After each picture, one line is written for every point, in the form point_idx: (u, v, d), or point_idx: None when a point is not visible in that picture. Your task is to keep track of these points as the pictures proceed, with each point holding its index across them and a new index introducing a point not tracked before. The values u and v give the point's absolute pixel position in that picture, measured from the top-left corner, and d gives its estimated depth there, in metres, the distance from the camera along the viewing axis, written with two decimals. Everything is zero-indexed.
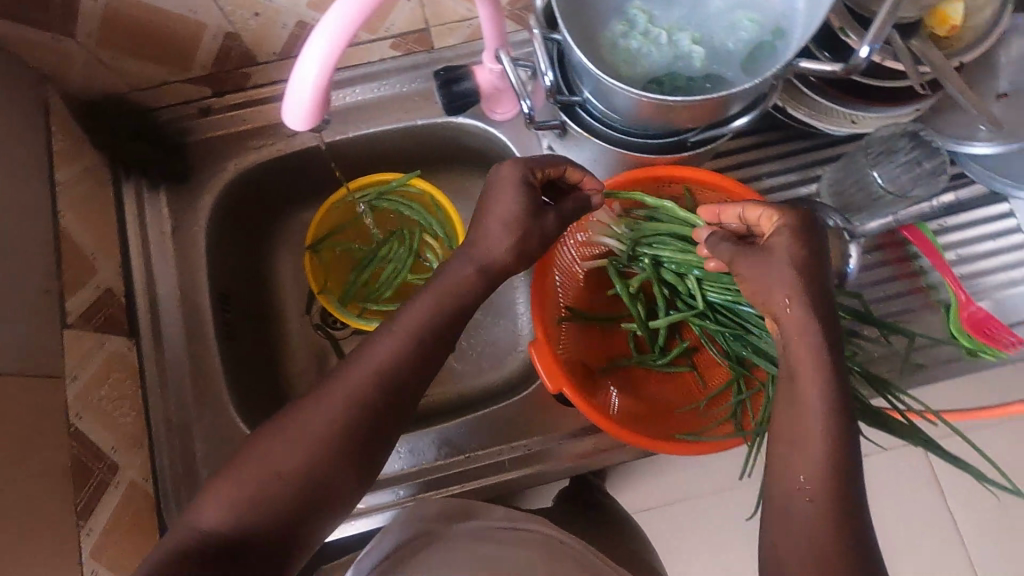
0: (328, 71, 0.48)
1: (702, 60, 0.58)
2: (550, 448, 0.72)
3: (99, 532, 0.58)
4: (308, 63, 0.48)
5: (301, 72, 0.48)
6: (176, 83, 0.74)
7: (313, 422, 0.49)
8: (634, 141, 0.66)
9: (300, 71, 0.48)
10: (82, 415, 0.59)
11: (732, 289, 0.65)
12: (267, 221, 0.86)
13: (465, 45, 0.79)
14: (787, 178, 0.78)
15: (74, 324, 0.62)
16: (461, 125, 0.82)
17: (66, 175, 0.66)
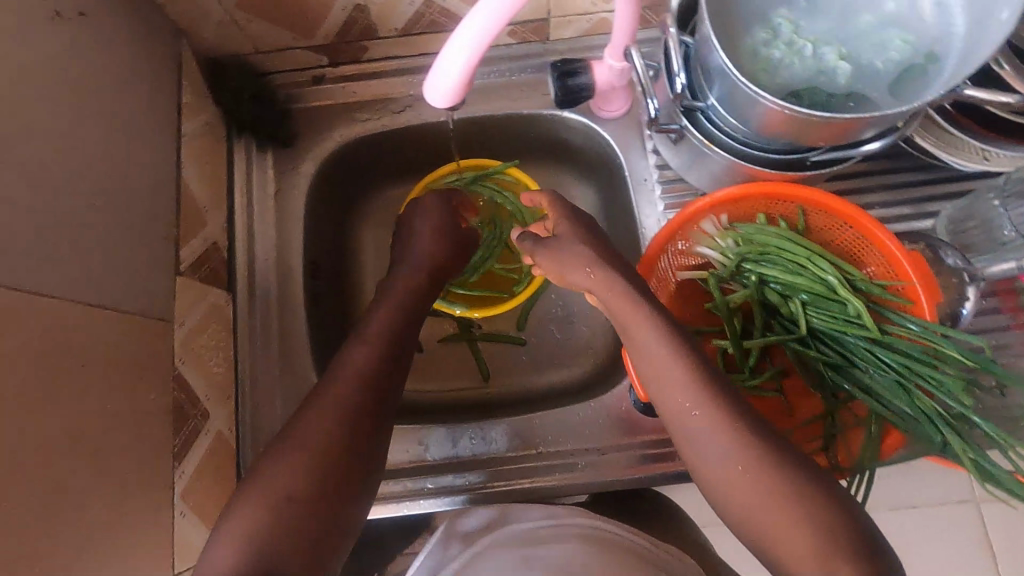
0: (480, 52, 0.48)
1: (847, 77, 0.55)
2: (626, 456, 0.70)
3: (189, 476, 0.59)
4: (446, 65, 0.48)
5: (439, 73, 0.49)
6: (298, 50, 0.75)
7: (310, 430, 0.49)
8: (754, 154, 0.64)
9: (438, 71, 0.49)
10: (184, 361, 0.61)
11: (841, 319, 0.62)
12: (358, 194, 0.87)
13: (580, 39, 0.78)
14: (901, 209, 0.74)
15: (184, 272, 0.64)
16: (564, 119, 0.81)
17: (190, 128, 0.69)
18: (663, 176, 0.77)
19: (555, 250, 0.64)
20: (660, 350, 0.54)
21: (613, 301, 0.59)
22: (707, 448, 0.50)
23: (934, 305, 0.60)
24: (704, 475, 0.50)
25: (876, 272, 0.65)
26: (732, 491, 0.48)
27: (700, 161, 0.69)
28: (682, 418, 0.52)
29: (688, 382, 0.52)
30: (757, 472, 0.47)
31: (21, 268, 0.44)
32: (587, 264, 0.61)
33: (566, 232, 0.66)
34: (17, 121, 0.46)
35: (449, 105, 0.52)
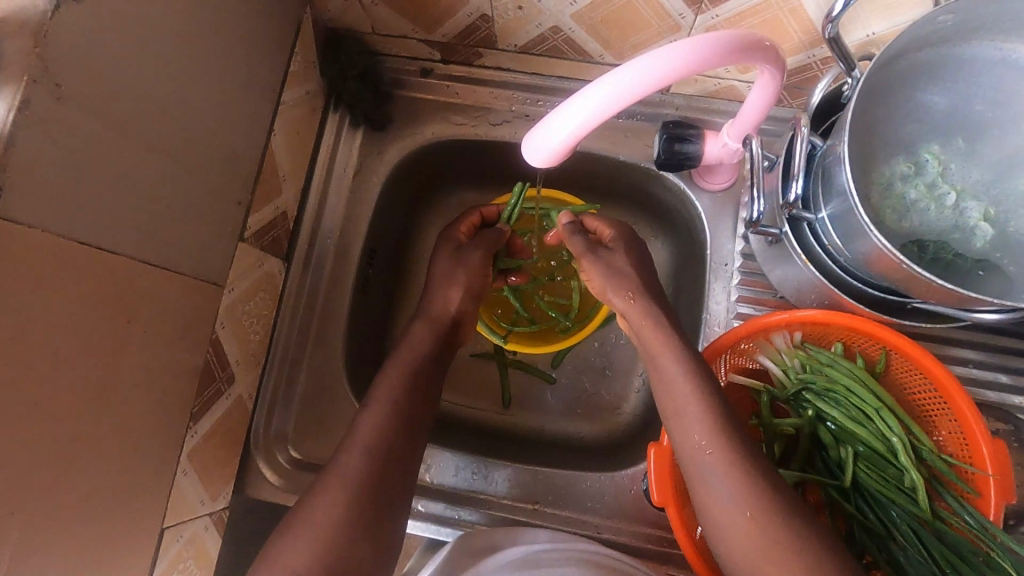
0: (601, 118, 0.46)
1: (986, 242, 0.50)
2: (619, 540, 0.68)
3: (199, 437, 0.61)
4: (593, 97, 0.44)
5: (580, 104, 0.45)
6: (414, 40, 0.74)
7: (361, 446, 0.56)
8: (852, 283, 0.60)
9: (579, 101, 0.45)
10: (223, 325, 0.62)
11: (892, 484, 0.57)
12: (434, 190, 0.86)
13: (702, 98, 0.72)
14: (999, 376, 0.66)
15: (247, 239, 0.64)
16: (660, 176, 0.76)
17: (290, 96, 0.68)
18: (745, 266, 0.72)
19: (608, 261, 0.63)
20: (686, 387, 0.55)
21: (647, 331, 0.59)
22: (718, 491, 0.51)
23: (1002, 504, 0.54)
24: (711, 517, 0.51)
25: (949, 444, 0.59)
26: (738, 540, 0.49)
27: (789, 268, 0.64)
28: (696, 459, 0.53)
29: (705, 425, 0.53)
30: (766, 525, 0.48)
31: (93, 224, 0.45)
32: (630, 289, 0.60)
33: (620, 248, 0.64)
34: (126, 78, 0.46)
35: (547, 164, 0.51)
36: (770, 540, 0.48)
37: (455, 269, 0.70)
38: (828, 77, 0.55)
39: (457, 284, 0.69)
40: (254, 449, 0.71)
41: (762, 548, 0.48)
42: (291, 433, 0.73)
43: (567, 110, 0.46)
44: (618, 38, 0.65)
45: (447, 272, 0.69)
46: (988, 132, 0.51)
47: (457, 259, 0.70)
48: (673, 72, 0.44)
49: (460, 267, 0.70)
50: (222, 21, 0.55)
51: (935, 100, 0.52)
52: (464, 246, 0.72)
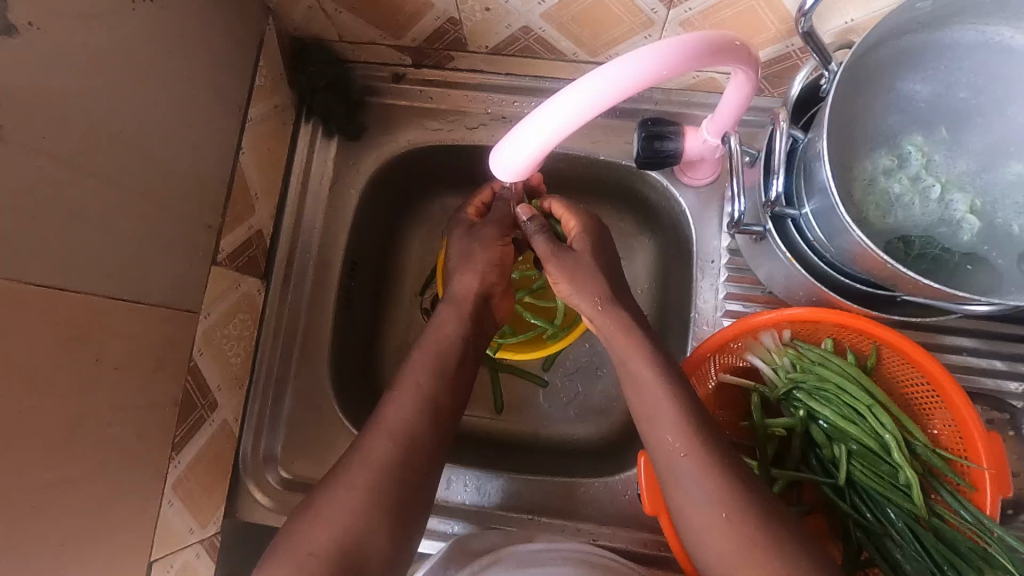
0: (573, 128, 0.45)
1: (973, 235, 0.49)
2: (615, 546, 0.68)
3: (183, 466, 0.60)
4: (565, 103, 0.43)
5: (552, 110, 0.44)
6: (383, 47, 0.72)
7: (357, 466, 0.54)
8: (839, 279, 0.58)
9: (552, 106, 0.44)
10: (201, 353, 0.61)
11: (886, 481, 0.56)
12: (415, 198, 0.84)
13: (682, 92, 0.70)
14: (992, 363, 0.65)
15: (220, 262, 0.63)
16: (643, 174, 0.74)
17: (257, 113, 0.66)
18: (732, 262, 0.71)
19: (572, 261, 0.61)
20: (657, 391, 0.55)
21: (615, 336, 0.59)
22: (694, 494, 0.50)
23: (998, 497, 0.53)
24: (687, 521, 0.50)
25: (942, 437, 0.58)
26: (716, 543, 0.48)
27: (775, 264, 0.62)
28: (672, 462, 0.52)
29: (679, 430, 0.53)
30: (744, 527, 0.47)
31: (50, 264, 0.43)
32: (599, 295, 0.60)
33: (586, 248, 0.63)
34: (73, 112, 0.44)
35: (521, 174, 0.50)
36: (748, 541, 0.47)
37: (470, 246, 0.68)
38: (807, 68, 0.53)
39: (475, 262, 0.67)
40: (243, 473, 0.70)
41: (738, 549, 0.47)
42: (281, 454, 0.72)
43: (537, 119, 0.45)
44: (591, 36, 0.63)
45: (463, 253, 0.68)
46: (972, 120, 0.50)
47: (471, 236, 0.68)
48: (644, 79, 0.43)
49: (475, 244, 0.68)
50: (175, 43, 0.53)
51: (917, 89, 0.50)
52: (477, 224, 0.70)
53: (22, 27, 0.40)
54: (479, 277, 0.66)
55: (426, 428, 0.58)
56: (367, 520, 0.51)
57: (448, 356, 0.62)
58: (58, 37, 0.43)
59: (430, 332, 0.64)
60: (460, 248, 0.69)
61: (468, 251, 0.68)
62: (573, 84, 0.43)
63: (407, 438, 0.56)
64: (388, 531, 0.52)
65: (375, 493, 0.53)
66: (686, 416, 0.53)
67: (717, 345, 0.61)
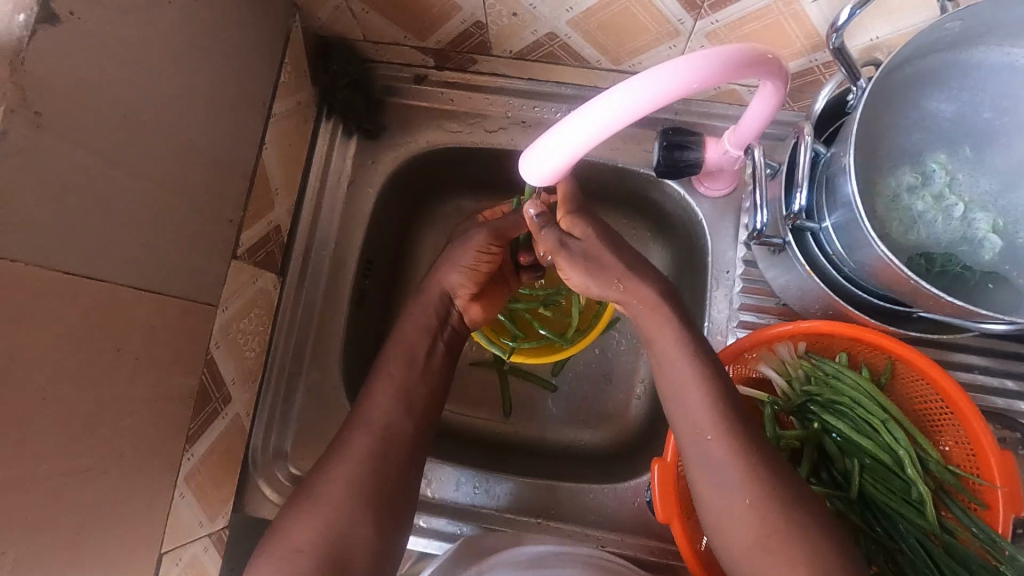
0: (615, 128, 0.45)
1: (994, 254, 0.49)
2: (621, 552, 0.68)
3: (196, 459, 0.60)
4: (614, 101, 0.43)
5: (599, 108, 0.43)
6: (407, 48, 0.72)
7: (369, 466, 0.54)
8: (856, 293, 0.59)
9: (599, 104, 0.43)
10: (218, 345, 0.61)
11: (899, 496, 0.56)
12: (431, 199, 0.85)
13: (702, 102, 0.71)
14: (1004, 383, 0.65)
15: (240, 256, 0.63)
16: (661, 182, 0.75)
17: (280, 109, 0.67)
18: (747, 273, 0.71)
19: (575, 252, 0.57)
20: (686, 371, 0.54)
21: (644, 314, 0.57)
22: (716, 476, 0.50)
23: (1010, 516, 0.54)
24: (706, 502, 0.51)
25: (955, 455, 0.58)
26: (735, 526, 0.49)
27: (792, 277, 0.63)
28: (696, 442, 0.52)
29: (706, 413, 0.52)
30: (764, 511, 0.48)
31: (77, 252, 0.44)
32: (618, 277, 0.56)
33: (592, 237, 0.57)
34: (107, 102, 0.45)
35: (549, 178, 0.50)
36: (774, 531, 0.47)
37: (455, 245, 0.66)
38: (831, 84, 0.54)
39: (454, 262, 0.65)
40: (253, 469, 0.70)
41: (760, 539, 0.47)
42: (290, 451, 0.72)
43: (582, 115, 0.44)
44: (616, 44, 0.63)
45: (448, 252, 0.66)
46: (995, 140, 0.50)
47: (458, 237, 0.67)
48: (677, 90, 0.43)
49: (459, 245, 0.66)
50: (206, 38, 0.54)
51: (941, 107, 0.51)
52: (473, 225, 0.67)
53: (64, 17, 0.41)
54: (457, 278, 0.65)
55: (409, 427, 0.59)
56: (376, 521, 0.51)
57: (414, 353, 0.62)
58: (98, 28, 0.43)
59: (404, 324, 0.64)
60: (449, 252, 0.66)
61: (452, 250, 0.66)
62: (620, 86, 0.43)
63: (385, 430, 0.57)
64: (377, 529, 0.53)
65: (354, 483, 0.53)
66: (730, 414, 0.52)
67: (734, 354, 0.61)
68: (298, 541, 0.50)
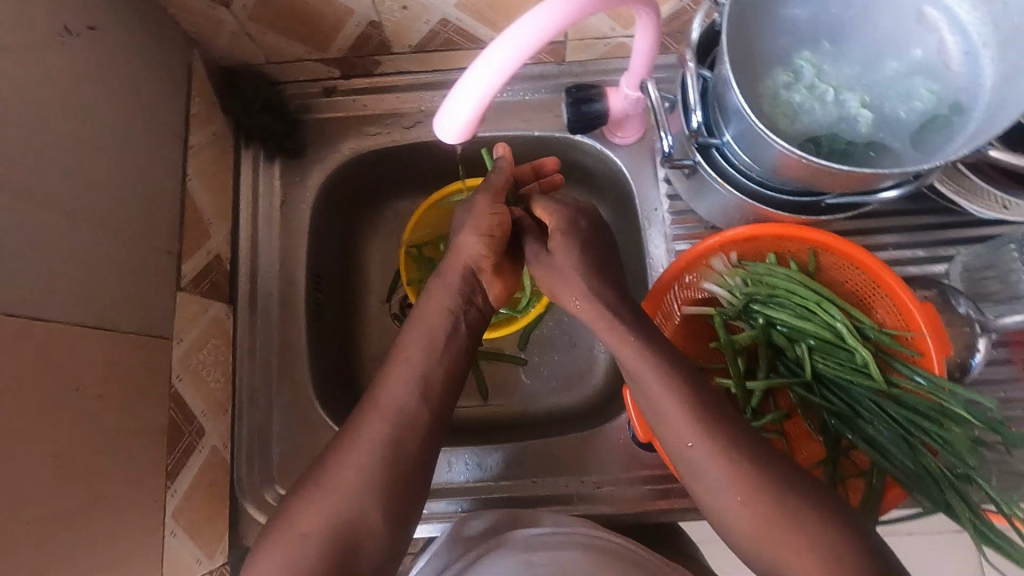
0: (529, 52, 0.48)
1: (868, 126, 0.55)
2: (616, 489, 0.71)
3: (181, 495, 0.59)
4: (526, 23, 0.46)
5: (513, 32, 0.47)
6: (310, 62, 0.74)
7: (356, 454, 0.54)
8: (768, 193, 0.63)
9: (513, 29, 0.47)
10: (180, 378, 0.61)
11: (847, 367, 0.62)
12: (368, 206, 0.86)
13: (597, 61, 0.76)
14: (915, 252, 0.72)
15: (184, 288, 0.63)
16: (577, 142, 0.79)
17: (197, 140, 0.68)
18: (673, 206, 0.76)
19: (549, 265, 0.63)
20: (653, 385, 0.54)
21: (604, 331, 0.59)
22: (707, 481, 0.51)
23: (943, 358, 0.59)
24: (705, 504, 0.52)
25: (888, 321, 0.64)
26: (736, 524, 0.50)
27: (710, 194, 0.68)
28: (680, 452, 0.53)
29: (684, 422, 0.52)
30: (758, 501, 0.49)
31: (16, 293, 0.44)
32: (580, 290, 0.61)
33: (563, 248, 0.63)
34: (18, 144, 0.45)
35: (475, 119, 0.52)
36: (770, 518, 0.48)
37: (459, 223, 0.66)
38: (700, 14, 0.59)
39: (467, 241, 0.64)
40: (241, 496, 0.69)
41: (762, 530, 0.49)
42: (277, 473, 0.71)
43: (499, 42, 0.47)
44: (504, 19, 0.67)
45: (457, 227, 0.66)
46: (848, 31, 0.57)
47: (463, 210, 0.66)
48: (574, 14, 0.47)
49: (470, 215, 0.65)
50: (103, 75, 0.55)
51: (797, 12, 0.56)
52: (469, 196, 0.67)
53: None
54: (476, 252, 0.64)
55: None
56: (377, 501, 0.52)
57: (435, 336, 0.60)
58: None
59: (427, 307, 0.62)
60: (457, 226, 0.66)
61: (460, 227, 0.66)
62: (528, 11, 0.47)
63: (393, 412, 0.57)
64: (400, 507, 0.53)
65: (362, 483, 0.52)
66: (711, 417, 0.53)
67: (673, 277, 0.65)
68: (316, 528, 0.50)
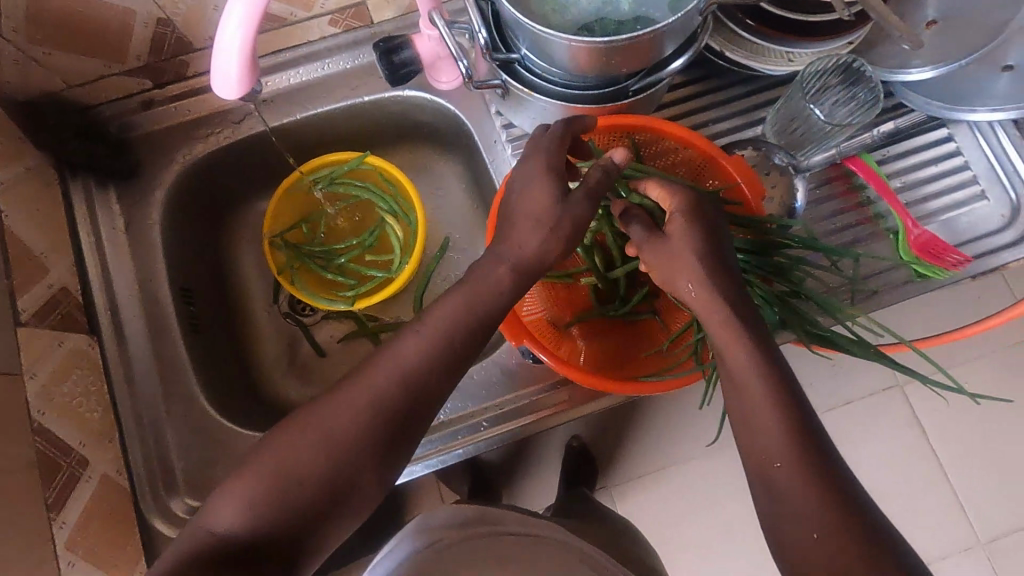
0: None
1: (629, 3, 0.60)
2: (520, 405, 0.73)
3: (71, 524, 0.58)
4: None
5: None
6: (115, 77, 0.73)
7: None
8: (575, 91, 0.67)
9: None
10: (43, 412, 0.59)
11: None
12: (225, 213, 0.85)
13: (403, 17, 0.78)
14: (730, 123, 0.78)
15: (26, 322, 0.61)
16: (408, 98, 0.81)
17: (7, 176, 0.66)
18: (511, 135, 0.80)
19: (666, 251, 0.54)
20: (754, 387, 0.48)
21: (716, 333, 0.51)
22: (790, 509, 0.44)
23: (758, 198, 0.67)
24: (779, 533, 0.45)
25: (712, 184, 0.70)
26: (806, 558, 0.42)
27: (528, 109, 0.72)
28: (763, 472, 0.46)
29: (779, 435, 0.46)
30: (840, 531, 0.41)
31: None
32: (690, 277, 0.52)
33: (680, 228, 0.54)
34: None
35: (245, 68, 0.51)
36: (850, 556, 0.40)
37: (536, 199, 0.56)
38: None
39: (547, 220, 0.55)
40: (148, 514, 0.68)
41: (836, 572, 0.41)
42: (183, 485, 0.70)
43: None
44: None
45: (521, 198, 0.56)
46: None
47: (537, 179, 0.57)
48: None
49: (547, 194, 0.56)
50: None
51: None
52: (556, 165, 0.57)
53: None
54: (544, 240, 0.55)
55: None
56: None
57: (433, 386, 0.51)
58: None
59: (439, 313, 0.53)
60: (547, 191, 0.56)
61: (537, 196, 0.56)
62: None
63: None
64: None
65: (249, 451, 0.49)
66: (796, 400, 0.47)
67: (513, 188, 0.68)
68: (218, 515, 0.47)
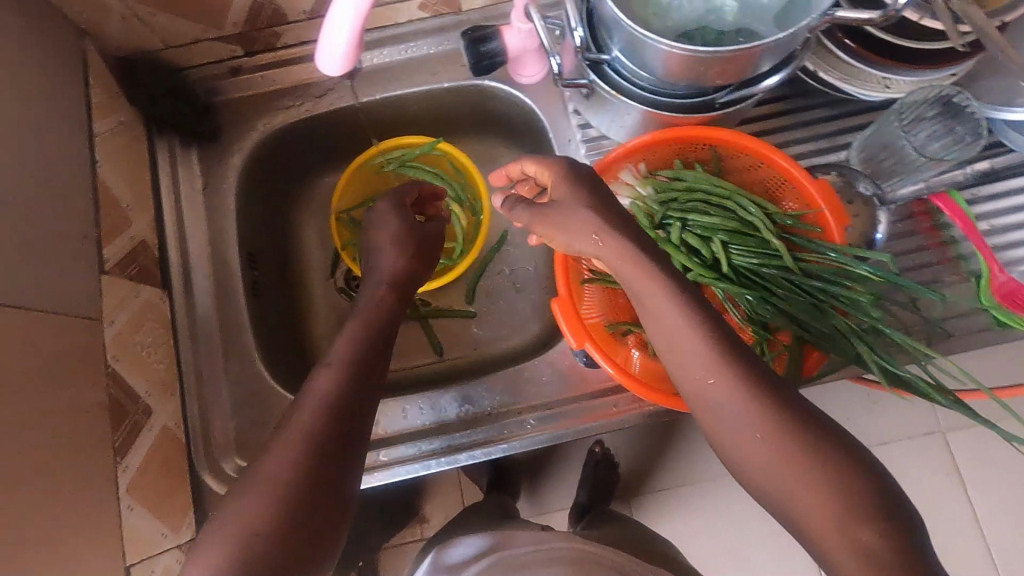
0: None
1: (734, 15, 0.59)
2: (567, 407, 0.73)
3: (133, 470, 0.60)
4: None
5: None
6: (209, 41, 0.75)
7: None
8: (664, 99, 0.66)
9: None
10: (117, 359, 0.62)
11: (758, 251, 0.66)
12: (295, 184, 0.87)
13: (492, 8, 0.79)
14: (812, 146, 0.76)
15: (109, 272, 0.64)
16: (486, 88, 0.81)
17: (102, 129, 0.68)
18: (586, 135, 0.79)
19: (553, 218, 0.55)
20: (700, 354, 0.49)
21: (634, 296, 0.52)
22: (782, 483, 0.46)
23: (841, 226, 0.64)
24: (776, 504, 0.47)
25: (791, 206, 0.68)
26: (818, 534, 0.44)
27: (610, 110, 0.71)
28: (739, 441, 0.48)
29: (744, 403, 0.47)
30: (846, 495, 0.43)
31: None
32: (595, 237, 0.52)
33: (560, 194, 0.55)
34: None
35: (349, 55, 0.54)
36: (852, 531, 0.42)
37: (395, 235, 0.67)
38: None
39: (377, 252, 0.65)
40: (199, 468, 0.70)
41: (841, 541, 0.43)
42: (233, 444, 0.72)
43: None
44: None
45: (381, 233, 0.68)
46: None
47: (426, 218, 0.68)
48: None
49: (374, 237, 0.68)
50: None
51: None
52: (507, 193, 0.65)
53: None
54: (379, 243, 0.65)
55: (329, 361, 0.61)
56: None
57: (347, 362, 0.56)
58: None
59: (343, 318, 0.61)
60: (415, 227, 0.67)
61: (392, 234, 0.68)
62: None
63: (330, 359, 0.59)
64: None
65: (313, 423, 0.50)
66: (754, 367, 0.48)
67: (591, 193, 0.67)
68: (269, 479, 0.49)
